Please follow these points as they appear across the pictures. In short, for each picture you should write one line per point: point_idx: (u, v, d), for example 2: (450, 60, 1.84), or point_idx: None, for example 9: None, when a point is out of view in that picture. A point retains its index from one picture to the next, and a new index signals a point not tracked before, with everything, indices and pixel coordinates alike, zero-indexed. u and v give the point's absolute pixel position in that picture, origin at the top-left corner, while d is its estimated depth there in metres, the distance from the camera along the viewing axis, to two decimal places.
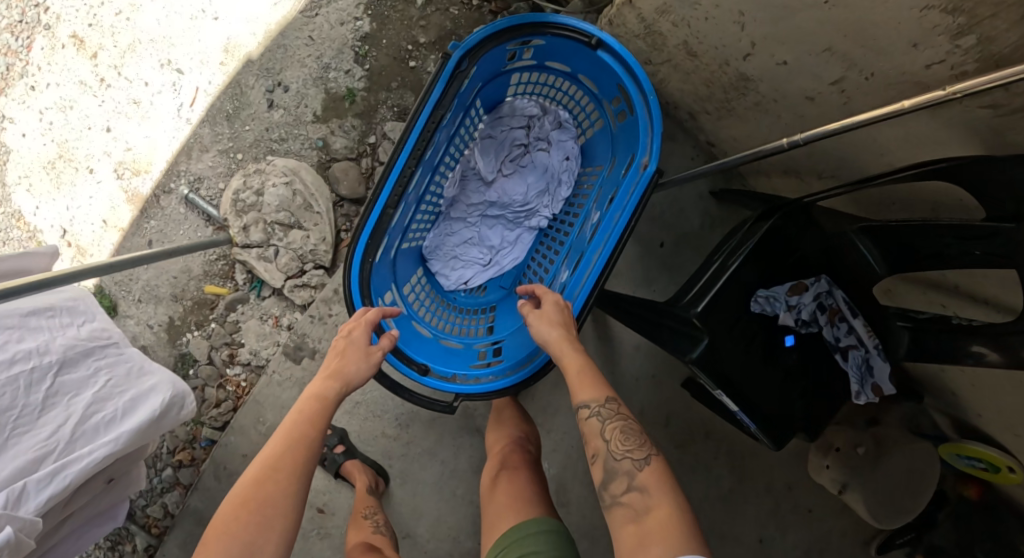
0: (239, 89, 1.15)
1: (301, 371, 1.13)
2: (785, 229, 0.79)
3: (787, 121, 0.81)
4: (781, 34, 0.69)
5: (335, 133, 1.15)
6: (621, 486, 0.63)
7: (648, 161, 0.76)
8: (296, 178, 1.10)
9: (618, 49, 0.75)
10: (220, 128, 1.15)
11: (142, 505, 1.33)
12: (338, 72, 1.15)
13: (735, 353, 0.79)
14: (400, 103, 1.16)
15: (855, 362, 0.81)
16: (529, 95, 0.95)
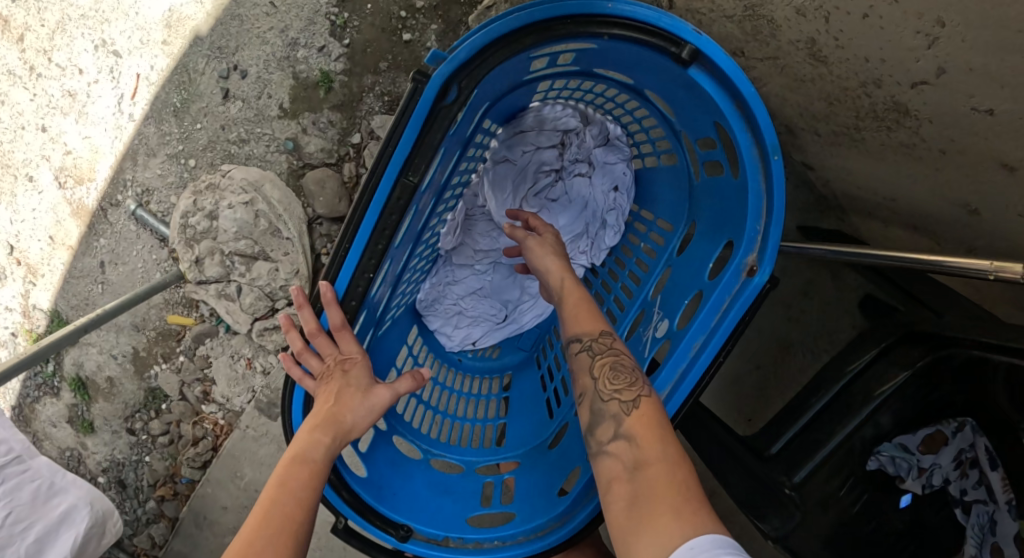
0: (188, 76, 0.90)
1: (278, 428, 0.95)
2: (920, 376, 0.65)
3: (950, 179, 0.53)
4: (1002, 63, 0.39)
5: (307, 132, 0.89)
6: (607, 433, 0.48)
7: (755, 261, 0.51)
8: (258, 195, 0.86)
9: (725, 65, 0.47)
10: (168, 127, 0.91)
11: (128, 535, 1.22)
12: (309, 50, 0.87)
13: (827, 514, 0.65)
14: (390, 90, 0.88)
15: (978, 519, 0.64)
16: (564, 101, 0.67)
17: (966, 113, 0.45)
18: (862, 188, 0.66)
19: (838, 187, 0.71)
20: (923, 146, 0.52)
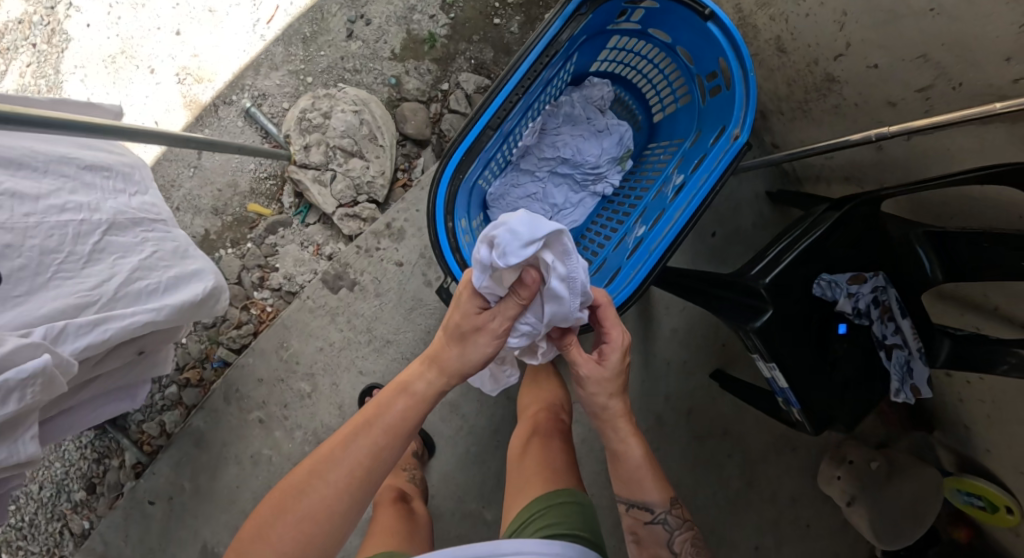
0: (321, 15, 1.15)
1: (336, 300, 1.13)
2: (858, 224, 0.80)
3: (863, 128, 0.84)
4: (879, 31, 0.71)
5: (409, 74, 1.15)
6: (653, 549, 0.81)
7: (739, 133, 0.80)
8: (366, 109, 1.10)
9: (730, 23, 0.78)
10: (294, 51, 1.15)
11: (140, 419, 1.30)
12: (422, 15, 1.14)
13: (795, 329, 0.81)
14: (478, 57, 1.15)
15: (898, 361, 0.84)
16: (617, 61, 0.97)
17: (864, 69, 0.77)
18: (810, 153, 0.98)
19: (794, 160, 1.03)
20: (846, 104, 0.84)
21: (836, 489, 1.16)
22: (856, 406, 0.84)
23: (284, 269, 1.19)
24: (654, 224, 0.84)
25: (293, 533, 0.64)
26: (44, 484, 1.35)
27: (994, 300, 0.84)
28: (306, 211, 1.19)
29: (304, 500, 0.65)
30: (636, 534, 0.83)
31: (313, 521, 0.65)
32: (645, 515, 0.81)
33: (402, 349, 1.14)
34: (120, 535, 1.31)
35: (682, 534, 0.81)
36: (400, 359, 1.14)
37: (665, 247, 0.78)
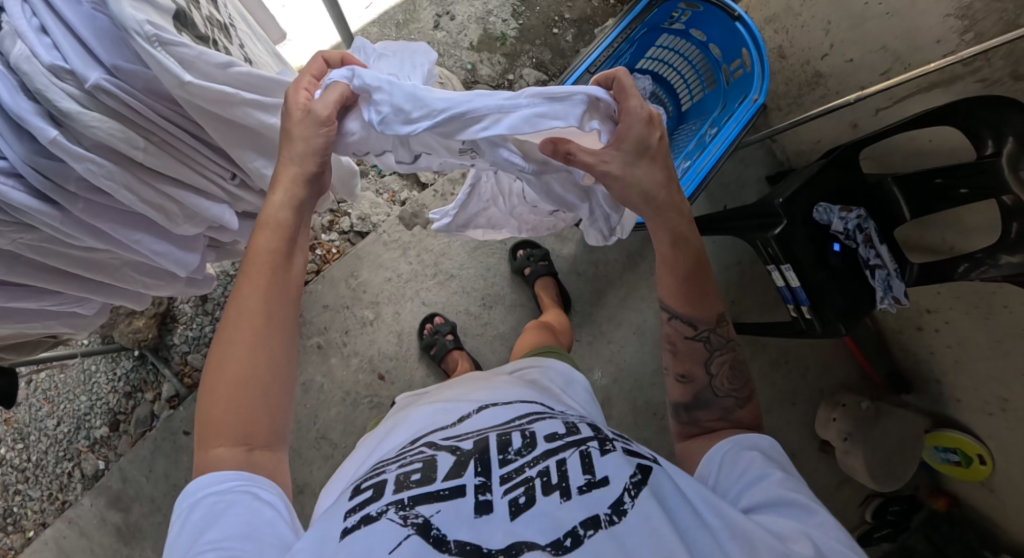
0: (414, 8, 1.41)
1: (410, 235, 1.34)
2: (847, 166, 1.04)
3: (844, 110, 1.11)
4: (853, 30, 0.99)
5: (483, 63, 1.41)
6: (710, 415, 0.70)
7: (757, 97, 1.08)
8: (449, 83, 1.33)
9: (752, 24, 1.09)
10: (388, 32, 1.40)
11: (183, 352, 1.35)
12: (497, 19, 1.41)
13: (804, 241, 1.04)
14: (539, 57, 1.43)
15: (880, 276, 1.04)
16: (662, 56, 1.28)
17: (844, 62, 1.03)
18: (804, 141, 1.25)
19: (790, 148, 1.30)
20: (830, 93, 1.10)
21: (834, 430, 1.33)
22: (851, 310, 1.07)
23: (358, 211, 1.35)
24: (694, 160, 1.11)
25: (230, 399, 0.58)
26: (62, 419, 1.33)
27: (949, 241, 1.04)
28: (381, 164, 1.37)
29: (222, 363, 0.58)
30: (672, 347, 0.73)
31: (244, 384, 0.58)
32: (687, 328, 0.72)
33: (464, 284, 1.35)
34: (144, 469, 1.31)
35: (723, 357, 0.71)
36: (461, 291, 1.34)
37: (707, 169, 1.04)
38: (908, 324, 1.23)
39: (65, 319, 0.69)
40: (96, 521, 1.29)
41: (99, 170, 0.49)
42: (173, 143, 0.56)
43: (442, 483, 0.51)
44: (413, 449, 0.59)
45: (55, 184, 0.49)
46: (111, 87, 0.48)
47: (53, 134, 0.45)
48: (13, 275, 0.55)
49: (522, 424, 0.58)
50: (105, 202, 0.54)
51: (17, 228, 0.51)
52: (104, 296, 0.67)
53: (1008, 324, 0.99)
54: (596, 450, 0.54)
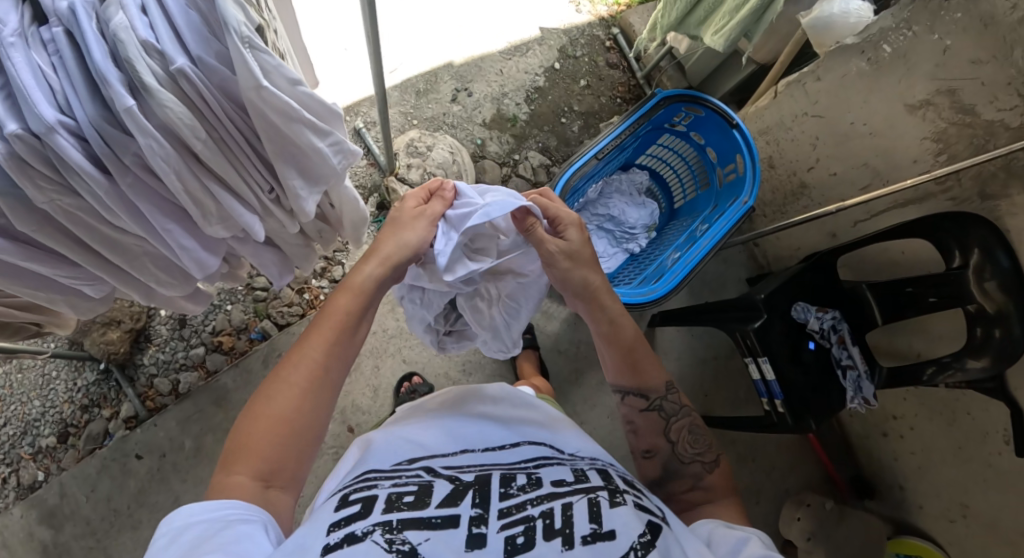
0: (434, 80, 1.49)
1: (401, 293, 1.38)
2: (825, 274, 1.08)
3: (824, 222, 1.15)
4: (837, 147, 1.03)
5: (493, 140, 1.48)
6: (684, 485, 0.73)
7: (746, 200, 1.10)
8: (459, 154, 1.39)
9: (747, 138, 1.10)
10: (408, 98, 1.47)
11: (150, 374, 1.32)
12: (511, 102, 1.51)
13: (781, 336, 1.05)
14: (545, 142, 1.51)
15: (852, 377, 1.06)
16: (663, 152, 1.32)
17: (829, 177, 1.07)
18: (786, 247, 1.30)
19: (771, 254, 1.36)
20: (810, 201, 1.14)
21: (796, 530, 1.23)
22: (824, 407, 1.06)
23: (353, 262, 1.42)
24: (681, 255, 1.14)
25: (261, 443, 0.61)
26: (9, 421, 1.27)
27: (916, 348, 1.07)
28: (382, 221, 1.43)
29: (265, 405, 0.63)
30: (632, 426, 0.79)
31: (280, 421, 0.62)
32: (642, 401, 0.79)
33: None
34: (85, 489, 1.24)
35: (680, 423, 0.77)
36: (442, 354, 1.38)
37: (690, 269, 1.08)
38: (874, 430, 1.26)
39: (70, 296, 0.66)
40: (22, 536, 1.21)
41: (157, 150, 0.51)
42: (228, 145, 0.57)
43: (434, 511, 0.59)
44: (411, 469, 0.68)
45: (114, 153, 0.51)
46: (191, 75, 0.50)
47: (130, 104, 0.47)
48: (41, 233, 0.54)
49: (529, 470, 0.69)
50: (153, 183, 0.55)
51: (62, 189, 0.52)
52: (119, 281, 0.66)
53: (968, 431, 1.03)
54: (605, 503, 0.62)
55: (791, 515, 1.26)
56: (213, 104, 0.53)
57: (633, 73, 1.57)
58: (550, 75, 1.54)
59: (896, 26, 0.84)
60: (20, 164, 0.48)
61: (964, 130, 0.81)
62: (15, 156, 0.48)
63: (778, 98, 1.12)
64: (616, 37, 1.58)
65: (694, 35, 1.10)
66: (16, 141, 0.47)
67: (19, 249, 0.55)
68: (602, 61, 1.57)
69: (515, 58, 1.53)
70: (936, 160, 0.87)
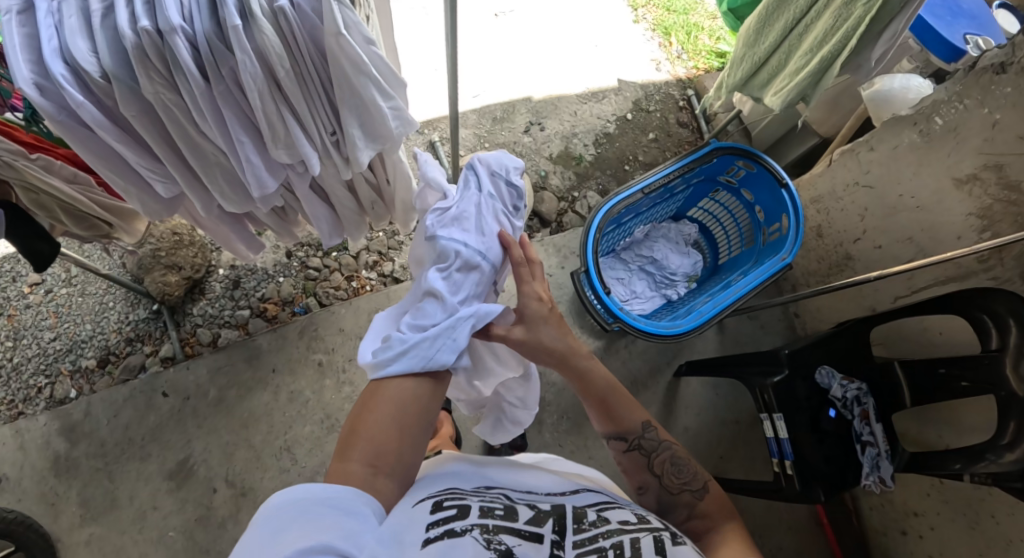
0: (512, 111, 1.60)
1: None
2: (861, 342, 1.02)
3: (864, 296, 1.13)
4: (883, 220, 1.03)
5: (556, 174, 1.55)
6: (681, 516, 0.72)
7: (786, 256, 1.09)
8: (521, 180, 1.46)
9: (795, 199, 1.11)
10: (484, 123, 1.58)
11: (193, 323, 1.41)
12: (579, 142, 1.59)
13: (801, 396, 1.00)
14: (605, 184, 1.57)
15: (870, 454, 0.99)
16: (714, 206, 1.35)
17: (873, 249, 1.06)
18: (825, 319, 1.27)
19: (809, 326, 1.33)
20: (852, 271, 1.13)
21: None
22: (834, 481, 0.99)
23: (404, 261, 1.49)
24: (712, 298, 1.14)
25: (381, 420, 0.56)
26: (59, 336, 1.37)
27: (947, 439, 1.02)
28: None
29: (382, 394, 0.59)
30: (620, 469, 0.77)
31: (395, 404, 0.58)
32: (623, 444, 0.76)
33: None
34: (108, 413, 1.31)
35: (661, 457, 0.75)
36: None
37: (716, 311, 1.07)
38: (893, 527, 1.17)
39: (144, 193, 0.76)
40: (40, 442, 1.28)
41: (248, 69, 0.59)
42: (306, 81, 0.65)
43: (522, 525, 0.57)
44: (491, 493, 0.62)
45: (214, 65, 0.60)
46: (289, 15, 0.58)
47: (236, 23, 0.56)
48: (138, 120, 0.65)
49: (595, 506, 0.64)
50: (238, 96, 0.63)
51: (166, 84, 0.61)
52: (188, 183, 0.76)
53: (993, 538, 0.95)
54: (668, 539, 0.59)
55: None
56: (302, 44, 0.61)
57: (701, 134, 1.63)
58: (620, 124, 1.62)
59: (948, 99, 0.87)
60: (142, 56, 0.58)
61: (1009, 207, 0.82)
62: (140, 48, 0.58)
63: (833, 165, 1.12)
64: (690, 98, 1.66)
65: (757, 97, 1.15)
66: (144, 35, 0.56)
67: (116, 131, 0.66)
68: (673, 119, 1.64)
69: (591, 103, 1.63)
70: (980, 238, 0.86)
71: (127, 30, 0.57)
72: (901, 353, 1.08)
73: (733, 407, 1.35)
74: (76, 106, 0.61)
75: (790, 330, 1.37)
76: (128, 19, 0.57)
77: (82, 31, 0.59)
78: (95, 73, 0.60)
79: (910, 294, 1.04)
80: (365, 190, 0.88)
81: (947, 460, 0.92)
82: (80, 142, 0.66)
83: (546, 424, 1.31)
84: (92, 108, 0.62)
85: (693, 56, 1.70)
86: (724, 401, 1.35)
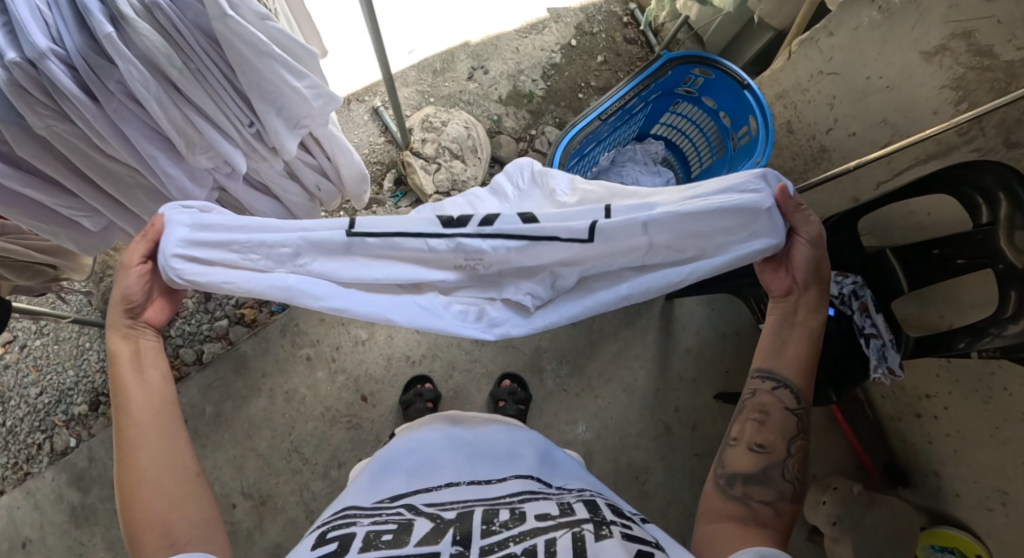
0: (451, 59, 1.50)
1: None
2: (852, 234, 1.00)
3: (844, 185, 1.10)
4: (854, 106, 0.98)
5: (509, 116, 1.48)
6: (761, 493, 0.63)
7: (759, 160, 1.04)
8: (474, 128, 1.38)
9: (759, 98, 1.05)
10: (425, 77, 1.48)
11: None
12: (527, 78, 1.50)
13: None
14: (561, 117, 1.50)
15: (875, 346, 0.96)
16: (677, 120, 1.28)
17: (848, 137, 1.02)
18: None
19: None
20: (828, 162, 1.09)
21: (822, 515, 1.19)
22: (844, 378, 1.00)
23: None
24: None
25: (146, 497, 0.56)
26: (45, 390, 1.33)
27: (948, 317, 1.01)
28: (400, 196, 1.39)
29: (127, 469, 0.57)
30: (761, 414, 0.67)
31: (148, 479, 0.57)
32: (787, 399, 0.67)
33: None
34: (112, 453, 1.29)
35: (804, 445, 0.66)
36: None
37: None
38: (907, 412, 1.19)
39: (72, 231, 0.70)
40: (52, 497, 1.26)
41: (135, 77, 0.51)
42: (207, 79, 0.56)
43: (411, 547, 0.52)
44: (391, 508, 0.60)
45: (98, 80, 0.52)
46: (166, 8, 0.49)
47: (109, 31, 0.48)
48: (39, 159, 0.58)
49: (512, 503, 0.60)
50: (136, 109, 0.55)
51: (56, 114, 0.54)
52: (115, 212, 0.70)
53: (1006, 409, 0.95)
54: (592, 535, 0.53)
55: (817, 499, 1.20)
56: (189, 38, 0.52)
57: (651, 47, 1.55)
58: (566, 51, 1.53)
59: None
60: (18, 90, 0.51)
61: (983, 73, 0.77)
62: (15, 83, 0.51)
63: (793, 57, 1.06)
64: (633, 13, 1.57)
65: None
66: (14, 68, 0.49)
67: (19, 175, 0.59)
68: (619, 36, 1.55)
69: (531, 36, 1.53)
70: (957, 110, 0.82)
71: None
72: (889, 238, 1.06)
73: (730, 320, 1.34)
74: None
75: None
76: None
77: None
78: None
79: (892, 177, 1.01)
80: (308, 174, 0.80)
81: (951, 339, 0.91)
82: None
83: (547, 372, 1.29)
84: None
85: None
86: (722, 315, 1.34)
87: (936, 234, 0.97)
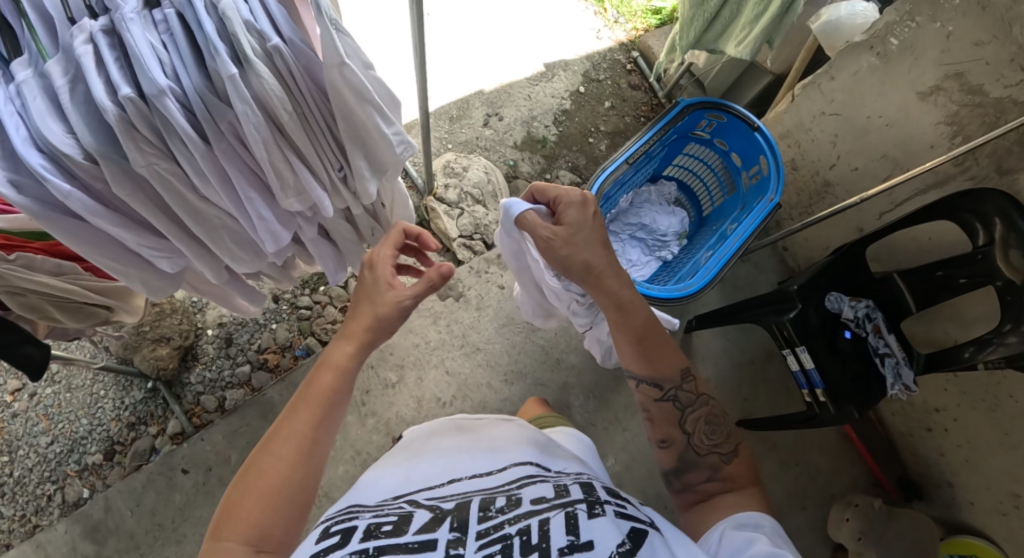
0: (467, 107, 1.58)
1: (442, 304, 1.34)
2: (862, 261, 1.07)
3: (847, 216, 1.19)
4: (855, 143, 1.08)
5: (524, 161, 1.56)
6: (699, 476, 0.77)
7: (773, 197, 1.12)
8: (494, 174, 1.44)
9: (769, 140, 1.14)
10: (442, 124, 1.55)
11: (194, 392, 1.34)
12: (540, 124, 1.59)
13: (817, 324, 1.04)
14: (574, 161, 1.58)
15: (891, 364, 1.05)
16: (687, 161, 1.36)
17: (850, 171, 1.11)
18: (814, 248, 1.32)
19: (799, 257, 1.38)
20: (831, 196, 1.18)
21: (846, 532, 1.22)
22: (865, 396, 1.05)
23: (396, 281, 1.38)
24: (716, 250, 1.15)
25: (246, 509, 0.61)
26: (57, 439, 1.29)
27: (954, 336, 1.09)
28: None
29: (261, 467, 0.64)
30: (649, 414, 0.83)
31: (277, 490, 0.62)
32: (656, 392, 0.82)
33: (489, 357, 1.33)
34: (129, 503, 1.25)
35: (696, 412, 0.81)
36: (484, 364, 1.33)
37: (723, 263, 1.09)
38: (919, 427, 1.24)
39: (145, 271, 0.72)
40: (64, 550, 1.21)
41: (249, 118, 0.54)
42: (310, 124, 0.60)
43: (411, 536, 0.54)
44: (394, 503, 0.63)
45: (211, 120, 0.56)
46: (285, 55, 0.54)
47: (233, 71, 0.51)
48: (132, 198, 0.61)
49: (510, 490, 0.63)
50: (241, 150, 0.59)
51: (160, 153, 0.57)
52: (193, 252, 0.71)
53: (1013, 416, 1.01)
54: (583, 514, 0.56)
55: (839, 517, 1.24)
56: (300, 84, 0.57)
57: (655, 93, 1.65)
58: (576, 99, 1.62)
59: (900, 19, 0.92)
60: (128, 127, 0.54)
61: (975, 110, 0.87)
62: (125, 120, 0.54)
63: (796, 101, 1.16)
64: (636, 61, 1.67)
65: (713, 49, 1.15)
66: (128, 104, 0.52)
67: (107, 213, 0.61)
68: (624, 83, 1.65)
69: (541, 84, 1.62)
70: (952, 143, 0.92)
71: (107, 102, 0.52)
72: (895, 265, 1.14)
73: (745, 349, 1.40)
74: (63, 197, 0.57)
75: (783, 264, 1.42)
76: (105, 90, 0.53)
77: (52, 112, 0.55)
78: (78, 155, 0.56)
79: (893, 208, 1.10)
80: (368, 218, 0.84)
81: (959, 353, 0.98)
82: (67, 232, 0.61)
83: (575, 406, 1.32)
84: (81, 196, 0.58)
85: (630, 18, 1.70)
86: (737, 344, 1.40)
87: (937, 258, 1.05)
